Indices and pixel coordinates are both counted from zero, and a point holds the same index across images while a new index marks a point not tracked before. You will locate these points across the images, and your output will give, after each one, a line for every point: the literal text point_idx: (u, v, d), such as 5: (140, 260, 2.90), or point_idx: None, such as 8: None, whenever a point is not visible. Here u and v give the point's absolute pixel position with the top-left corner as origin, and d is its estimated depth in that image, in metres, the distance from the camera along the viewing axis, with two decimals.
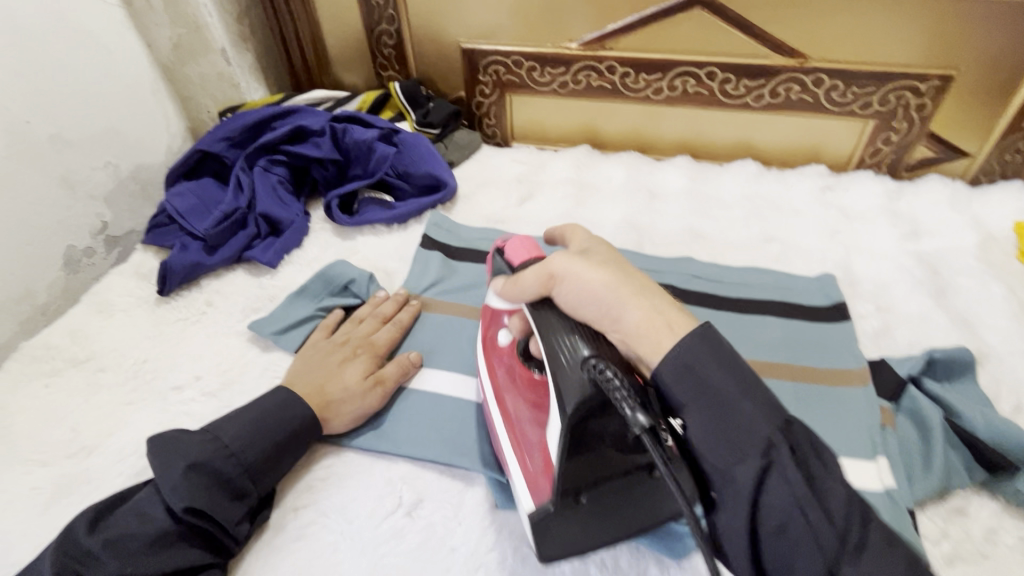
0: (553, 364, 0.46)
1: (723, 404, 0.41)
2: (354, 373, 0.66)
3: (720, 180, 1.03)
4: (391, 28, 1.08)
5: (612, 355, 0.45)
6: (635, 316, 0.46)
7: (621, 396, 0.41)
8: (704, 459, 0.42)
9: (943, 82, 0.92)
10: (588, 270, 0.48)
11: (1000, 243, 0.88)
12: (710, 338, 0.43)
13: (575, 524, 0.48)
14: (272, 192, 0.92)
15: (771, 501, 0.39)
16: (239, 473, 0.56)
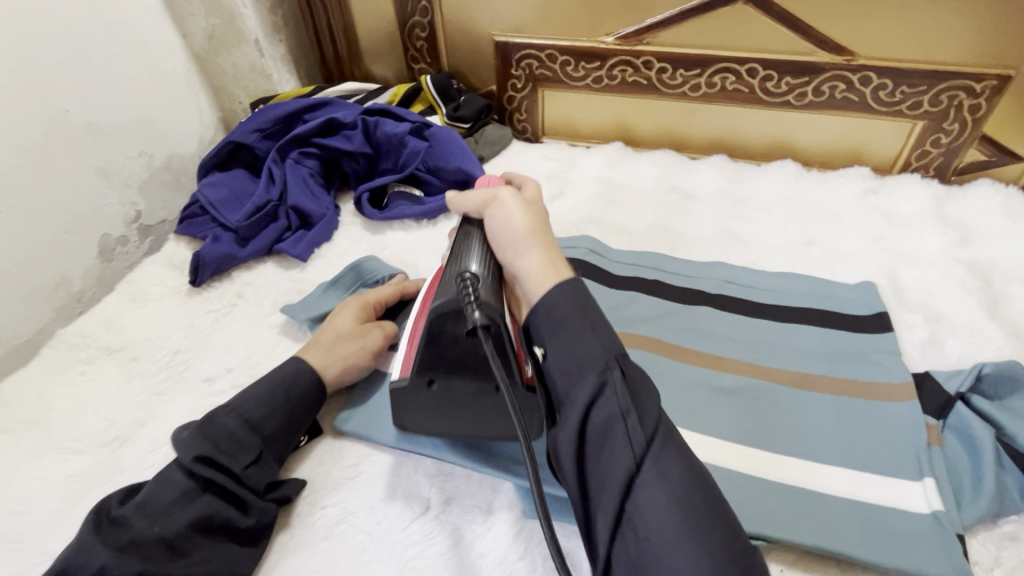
0: (449, 266, 0.56)
1: (574, 333, 0.47)
2: (345, 318, 0.69)
3: (758, 180, 0.99)
4: (424, 20, 1.07)
5: (489, 290, 0.53)
6: (532, 261, 0.52)
7: (470, 302, 0.49)
8: (553, 385, 0.48)
9: (1001, 82, 0.88)
10: (513, 211, 0.56)
11: None
12: (578, 291, 0.49)
13: (429, 404, 0.57)
14: (303, 184, 0.91)
15: (578, 415, 0.44)
16: (242, 426, 0.56)
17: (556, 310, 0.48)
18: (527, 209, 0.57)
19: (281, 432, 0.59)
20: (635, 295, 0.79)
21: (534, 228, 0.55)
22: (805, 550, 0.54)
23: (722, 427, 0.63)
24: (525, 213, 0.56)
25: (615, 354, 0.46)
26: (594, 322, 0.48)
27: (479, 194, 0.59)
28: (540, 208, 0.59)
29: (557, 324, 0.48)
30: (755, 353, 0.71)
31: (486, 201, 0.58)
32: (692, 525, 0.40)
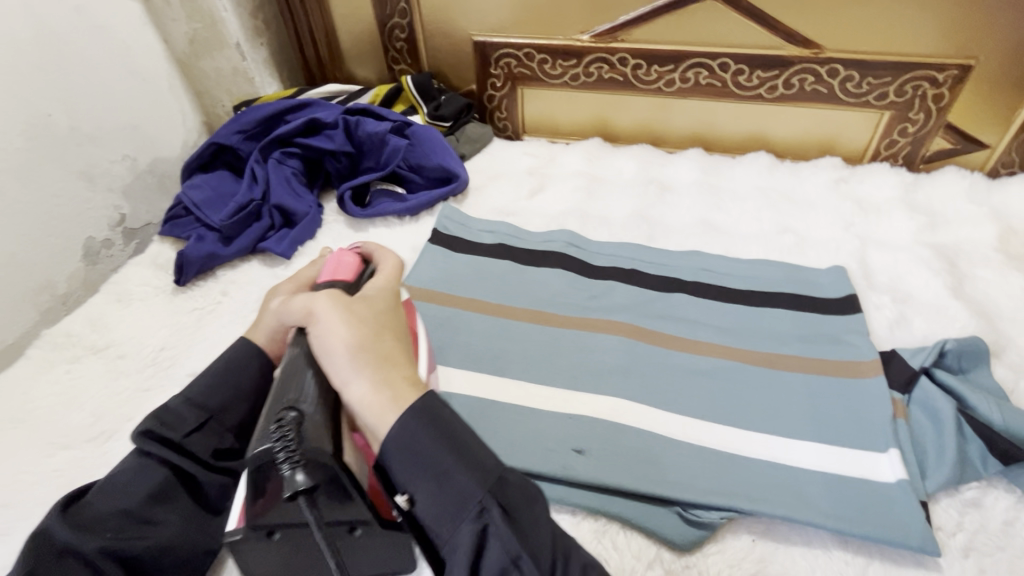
0: (268, 406, 0.49)
1: (448, 478, 0.44)
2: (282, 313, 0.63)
3: (733, 171, 1.02)
4: (403, 22, 1.09)
5: (321, 418, 0.48)
6: (362, 388, 0.48)
7: (281, 456, 0.44)
8: (429, 534, 0.44)
9: (961, 72, 0.91)
10: (339, 325, 0.50)
11: (1020, 235, 0.87)
12: (433, 415, 0.46)
13: (273, 557, 0.49)
14: (286, 184, 0.93)
15: (467, 574, 0.42)
16: (186, 403, 0.55)
17: (407, 451, 0.45)
18: (351, 315, 0.52)
19: (232, 403, 0.57)
20: (613, 284, 0.81)
21: (368, 330, 0.51)
22: (774, 520, 0.56)
23: (696, 406, 0.65)
24: (358, 313, 0.52)
25: (490, 483, 0.44)
26: (459, 443, 0.45)
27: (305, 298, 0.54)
28: (381, 305, 0.56)
29: (417, 468, 0.44)
30: (729, 337, 0.73)
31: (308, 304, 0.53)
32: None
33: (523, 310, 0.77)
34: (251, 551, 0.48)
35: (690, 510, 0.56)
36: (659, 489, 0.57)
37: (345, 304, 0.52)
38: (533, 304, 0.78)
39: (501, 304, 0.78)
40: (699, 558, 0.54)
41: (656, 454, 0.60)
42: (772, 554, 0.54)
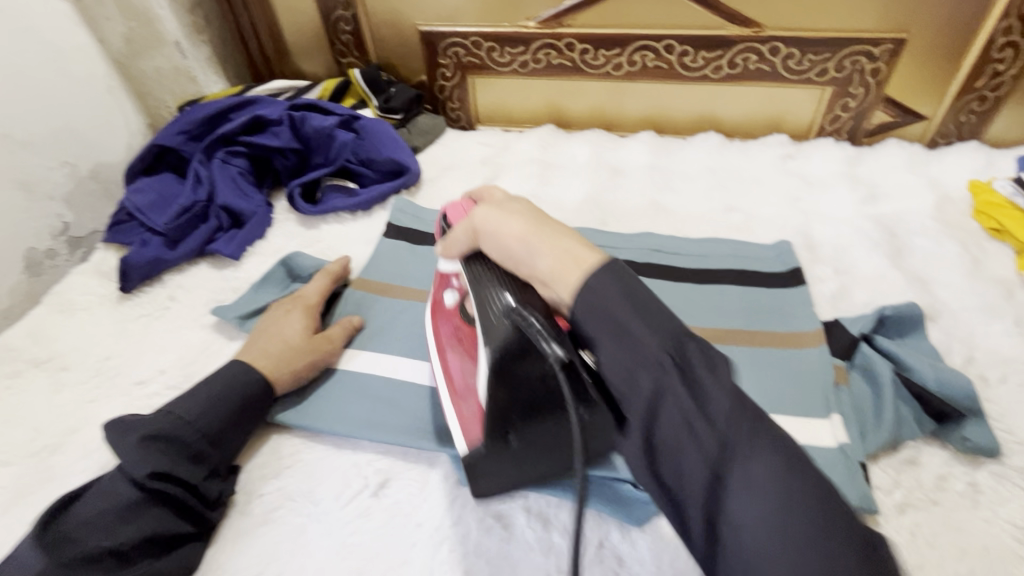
0: (480, 310, 0.50)
1: (622, 334, 0.39)
2: (299, 327, 0.69)
3: (684, 152, 1.03)
4: (347, 14, 1.07)
5: (534, 300, 0.48)
6: (545, 263, 0.45)
7: (539, 333, 0.45)
8: (617, 396, 0.41)
9: (896, 45, 0.93)
10: (505, 220, 0.48)
11: (956, 202, 0.90)
12: (618, 273, 0.41)
13: (508, 457, 0.53)
14: (232, 184, 0.91)
15: (649, 436, 0.39)
16: (197, 438, 0.57)
17: (598, 309, 0.40)
18: (507, 212, 0.49)
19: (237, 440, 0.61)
20: None
21: (536, 215, 0.48)
22: None
23: None
24: (518, 216, 0.48)
25: (660, 351, 0.38)
26: (645, 303, 0.39)
27: (461, 232, 0.53)
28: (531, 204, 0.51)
29: (605, 326, 0.40)
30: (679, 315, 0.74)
31: (469, 224, 0.52)
32: (796, 531, 0.32)
33: None
34: (486, 460, 0.53)
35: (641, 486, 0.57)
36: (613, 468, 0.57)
37: (499, 208, 0.50)
38: None
39: None
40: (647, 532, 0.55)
41: None
42: None
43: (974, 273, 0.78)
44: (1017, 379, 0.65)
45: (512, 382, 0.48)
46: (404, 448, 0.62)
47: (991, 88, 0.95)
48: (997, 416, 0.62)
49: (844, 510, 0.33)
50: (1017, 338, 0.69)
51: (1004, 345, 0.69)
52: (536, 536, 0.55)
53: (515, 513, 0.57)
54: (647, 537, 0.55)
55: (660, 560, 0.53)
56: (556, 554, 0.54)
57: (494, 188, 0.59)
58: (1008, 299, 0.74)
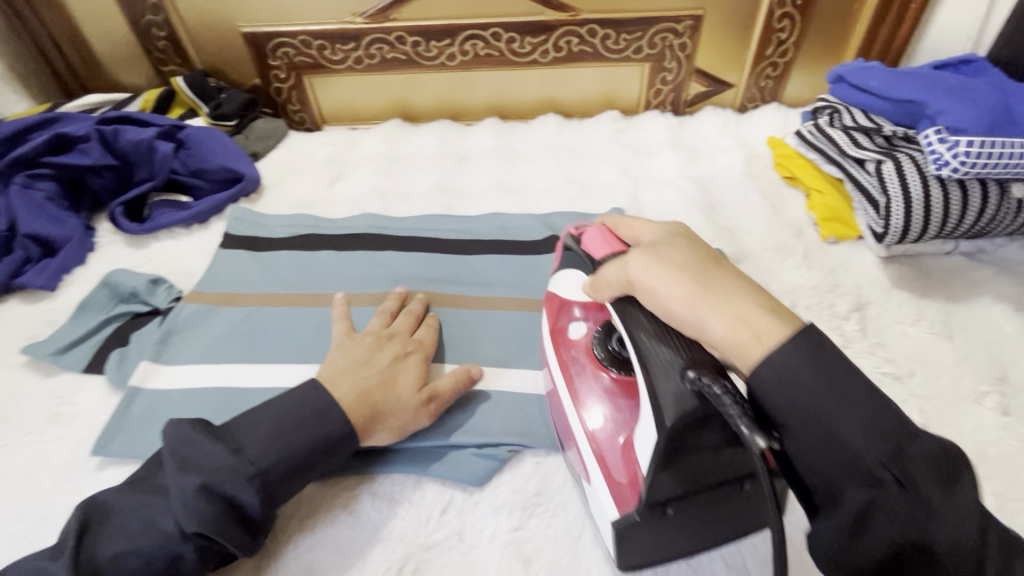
0: (651, 378, 0.41)
1: (821, 422, 0.37)
2: (408, 382, 0.60)
3: (527, 135, 1.08)
4: (159, 19, 1.01)
5: (704, 359, 0.41)
6: (717, 328, 0.41)
7: (735, 413, 0.36)
8: (807, 478, 0.39)
9: (695, 21, 1.03)
10: (667, 280, 0.44)
11: (760, 158, 1.01)
12: (814, 340, 0.39)
13: (662, 535, 0.45)
14: (38, 210, 0.83)
15: (843, 544, 0.37)
16: (255, 499, 0.50)
17: (780, 381, 0.38)
18: (665, 263, 0.45)
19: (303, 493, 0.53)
20: (415, 256, 0.84)
21: (701, 268, 0.44)
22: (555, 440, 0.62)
23: (492, 353, 0.70)
24: (672, 255, 0.46)
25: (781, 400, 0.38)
26: (842, 381, 0.37)
27: (609, 279, 0.47)
28: (683, 253, 0.46)
29: (796, 410, 0.38)
30: (521, 287, 0.79)
31: (621, 271, 0.46)
32: None
33: (323, 297, 0.77)
34: (639, 530, 0.45)
35: (482, 446, 0.61)
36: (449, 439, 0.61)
37: (655, 255, 0.46)
38: (331, 291, 0.78)
39: (301, 296, 0.78)
40: (488, 491, 0.58)
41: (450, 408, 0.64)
42: (556, 470, 0.59)
43: (773, 218, 0.88)
44: (805, 303, 0.75)
45: (682, 455, 0.41)
46: None
47: (779, 55, 1.07)
48: None
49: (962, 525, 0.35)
50: (804, 269, 0.80)
51: (795, 276, 0.79)
52: (381, 515, 0.56)
53: (359, 497, 0.57)
54: (487, 496, 0.58)
55: (498, 515, 0.56)
56: (401, 529, 0.55)
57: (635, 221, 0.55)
58: (799, 236, 0.85)
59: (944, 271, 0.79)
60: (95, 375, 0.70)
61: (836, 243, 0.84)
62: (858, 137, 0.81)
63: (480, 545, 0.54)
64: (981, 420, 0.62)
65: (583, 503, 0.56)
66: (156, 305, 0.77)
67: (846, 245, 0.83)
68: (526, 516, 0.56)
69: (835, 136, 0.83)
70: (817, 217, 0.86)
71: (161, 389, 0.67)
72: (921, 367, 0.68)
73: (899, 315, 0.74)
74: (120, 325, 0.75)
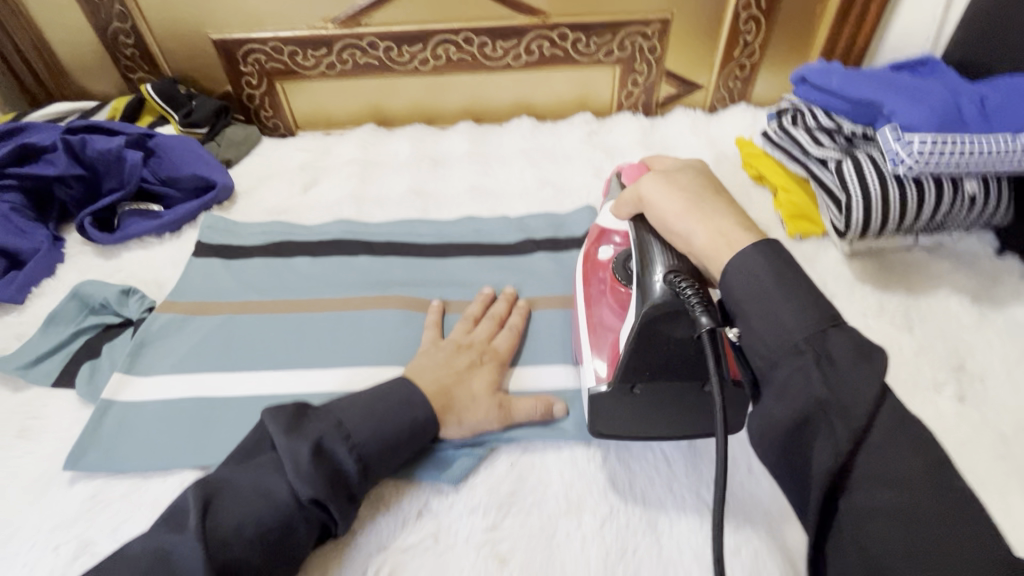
0: (642, 275, 0.54)
1: (766, 305, 0.44)
2: (482, 385, 0.63)
3: (501, 138, 1.09)
4: (125, 27, 1.00)
5: (685, 267, 0.52)
6: (699, 234, 0.52)
7: (694, 302, 0.47)
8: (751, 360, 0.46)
9: (664, 25, 1.04)
10: (668, 198, 0.56)
11: (729, 157, 1.03)
12: (771, 249, 0.47)
13: (633, 413, 0.55)
14: (4, 222, 0.82)
15: (779, 403, 0.42)
16: (358, 468, 0.52)
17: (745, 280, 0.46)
18: (672, 185, 0.58)
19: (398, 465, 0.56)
20: (390, 260, 0.84)
21: (699, 199, 0.55)
22: (530, 439, 0.62)
23: None
24: (681, 180, 0.58)
25: (826, 395, 0.40)
26: (787, 283, 0.44)
27: (629, 201, 0.61)
28: (691, 185, 0.57)
29: (751, 302, 0.45)
30: (497, 289, 0.79)
31: (636, 193, 0.60)
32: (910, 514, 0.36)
33: (297, 304, 0.77)
34: (609, 402, 0.55)
35: (458, 447, 0.61)
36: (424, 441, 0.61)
37: (669, 179, 0.58)
38: (306, 297, 0.78)
39: (275, 304, 0.77)
40: (463, 492, 0.59)
41: None
42: (530, 468, 0.60)
43: None
44: None
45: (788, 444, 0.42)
46: None
47: (746, 56, 1.10)
48: None
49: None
50: None
51: None
52: (356, 521, 0.56)
53: None
54: (462, 496, 0.58)
55: (474, 514, 0.57)
56: (376, 535, 0.55)
57: (668, 166, 0.61)
58: None
59: (904, 265, 0.81)
60: (65, 388, 0.69)
61: (802, 240, 0.87)
62: (820, 137, 0.84)
63: (455, 547, 0.55)
64: (940, 409, 0.65)
65: (558, 501, 0.57)
66: (128, 315, 0.76)
67: (810, 242, 0.86)
68: (501, 515, 0.57)
69: (799, 135, 0.86)
70: (784, 215, 0.88)
71: (133, 401, 0.66)
72: None
73: (862, 308, 0.76)
74: (90, 338, 0.74)
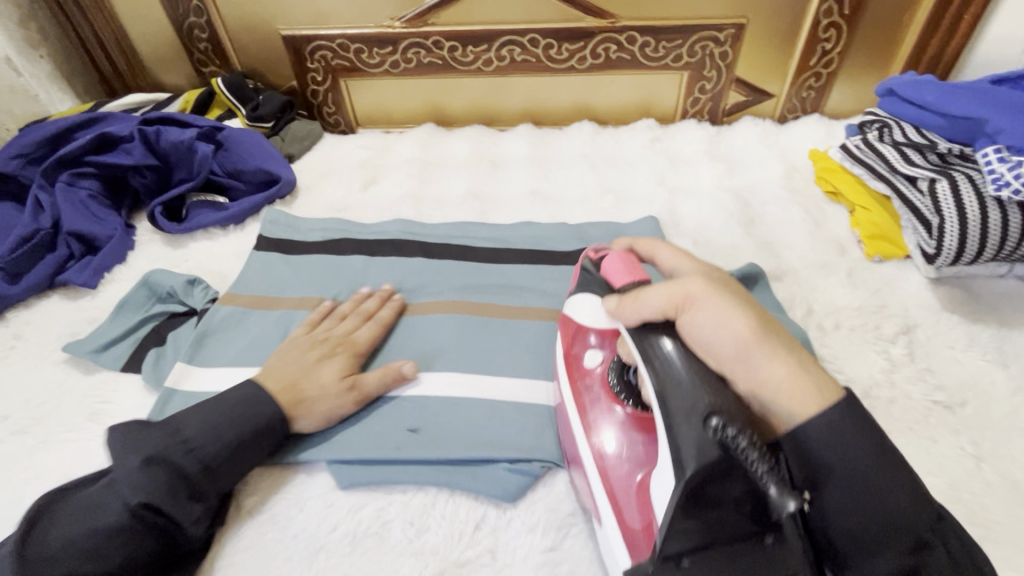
0: (670, 410, 0.41)
1: (849, 464, 0.42)
2: (332, 373, 0.64)
3: (560, 142, 1.07)
4: (201, 21, 1.02)
5: (731, 407, 0.40)
6: (773, 371, 0.43)
7: (758, 464, 0.36)
8: (816, 517, 0.41)
9: (738, 30, 1.00)
10: (723, 313, 0.45)
11: (801, 171, 0.98)
12: (856, 409, 0.43)
13: None
14: (81, 207, 0.85)
15: (842, 524, 0.42)
16: (196, 469, 0.54)
17: (826, 432, 0.42)
18: (723, 295, 0.46)
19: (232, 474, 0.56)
20: (445, 264, 0.83)
21: (740, 299, 0.47)
22: None
23: (520, 363, 0.69)
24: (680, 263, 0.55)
25: (897, 523, 0.41)
26: (872, 448, 0.42)
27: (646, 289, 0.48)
28: (727, 286, 0.49)
29: (834, 453, 0.42)
30: (555, 298, 0.77)
31: (670, 288, 0.46)
32: None
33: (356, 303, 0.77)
34: None
35: (514, 463, 0.60)
36: (480, 453, 0.60)
37: (713, 283, 0.47)
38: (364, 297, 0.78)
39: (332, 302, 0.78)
40: (521, 508, 0.57)
41: (487, 419, 0.64)
42: None
43: (815, 234, 0.86)
44: (849, 325, 0.73)
45: (702, 507, 0.40)
46: (330, 468, 0.60)
47: (823, 65, 1.04)
48: (831, 358, 0.69)
49: (948, 533, 0.43)
50: (848, 288, 0.77)
51: (838, 295, 0.77)
52: (412, 530, 0.55)
53: (393, 510, 0.57)
54: (520, 513, 0.57)
55: (532, 533, 0.55)
56: (432, 546, 0.54)
57: (675, 251, 0.56)
58: (842, 254, 0.83)
59: (995, 294, 0.75)
60: (132, 374, 0.71)
61: (882, 261, 0.82)
62: (910, 154, 0.78)
63: (513, 565, 0.53)
64: None
65: None
66: (193, 305, 0.78)
67: (891, 264, 0.81)
68: (561, 536, 0.55)
69: (885, 151, 0.80)
70: (862, 234, 0.84)
71: (195, 390, 0.67)
72: (972, 396, 0.65)
73: (948, 339, 0.71)
74: (157, 325, 0.76)
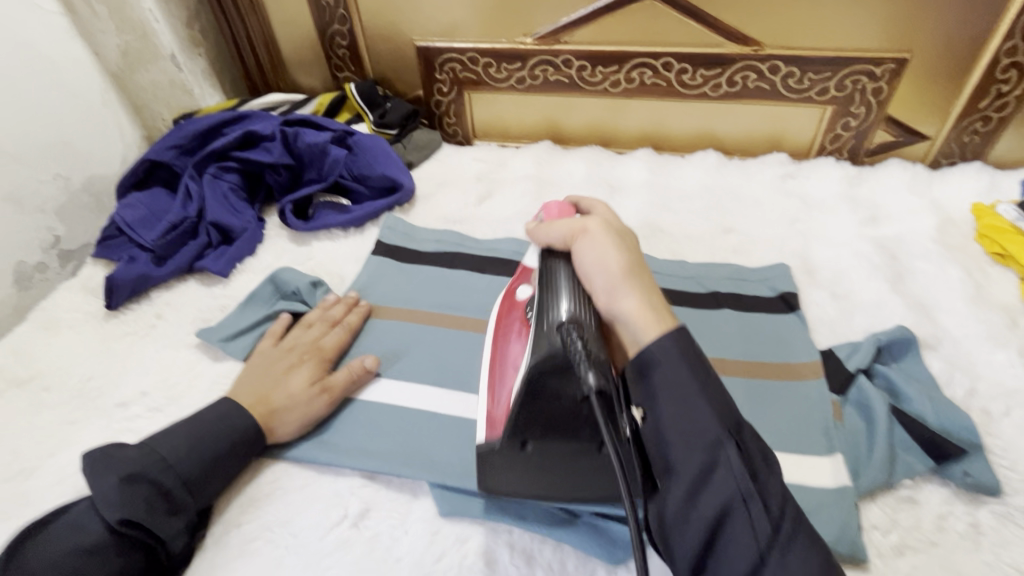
0: (539, 330, 0.50)
1: (686, 401, 0.41)
2: (300, 380, 0.66)
3: (681, 171, 1.02)
4: (343, 28, 1.07)
5: (587, 319, 0.48)
6: (631, 305, 0.47)
7: (580, 357, 0.44)
8: (650, 450, 0.42)
9: (898, 65, 0.91)
10: (609, 250, 0.50)
11: (958, 226, 0.88)
12: (684, 340, 0.43)
13: (523, 466, 0.54)
14: (223, 200, 0.91)
15: (687, 510, 0.39)
16: (176, 484, 0.55)
17: (665, 374, 0.42)
18: (620, 242, 0.51)
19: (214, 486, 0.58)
20: None
21: (636, 256, 0.51)
22: None
23: None
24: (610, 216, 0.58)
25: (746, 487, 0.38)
26: (713, 391, 0.41)
27: (560, 224, 0.54)
28: (631, 239, 0.53)
29: (669, 388, 0.41)
30: None
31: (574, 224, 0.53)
32: None
33: (468, 322, 0.77)
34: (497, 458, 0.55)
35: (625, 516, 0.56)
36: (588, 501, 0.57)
37: (613, 230, 0.52)
38: (477, 316, 0.77)
39: (445, 317, 0.77)
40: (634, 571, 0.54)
41: None
42: None
43: (978, 300, 0.76)
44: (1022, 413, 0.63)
45: (543, 395, 0.50)
46: (434, 492, 0.60)
47: (996, 108, 0.93)
48: (1000, 450, 0.60)
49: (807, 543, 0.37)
50: (1021, 369, 0.67)
51: (1007, 376, 0.67)
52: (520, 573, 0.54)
53: (500, 549, 0.55)
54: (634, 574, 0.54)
55: None
56: None
57: (598, 205, 0.60)
58: (1012, 327, 0.72)
59: None
60: None
61: None
62: None
63: None
64: None
65: None
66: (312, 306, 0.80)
67: None
68: None
69: None
70: None
71: None
72: None
73: None
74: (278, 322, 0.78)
